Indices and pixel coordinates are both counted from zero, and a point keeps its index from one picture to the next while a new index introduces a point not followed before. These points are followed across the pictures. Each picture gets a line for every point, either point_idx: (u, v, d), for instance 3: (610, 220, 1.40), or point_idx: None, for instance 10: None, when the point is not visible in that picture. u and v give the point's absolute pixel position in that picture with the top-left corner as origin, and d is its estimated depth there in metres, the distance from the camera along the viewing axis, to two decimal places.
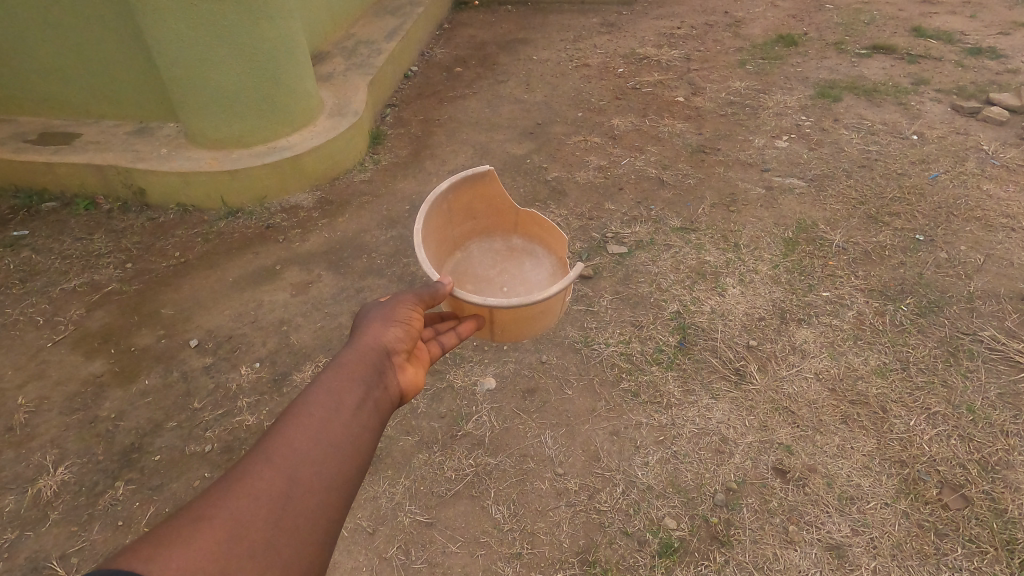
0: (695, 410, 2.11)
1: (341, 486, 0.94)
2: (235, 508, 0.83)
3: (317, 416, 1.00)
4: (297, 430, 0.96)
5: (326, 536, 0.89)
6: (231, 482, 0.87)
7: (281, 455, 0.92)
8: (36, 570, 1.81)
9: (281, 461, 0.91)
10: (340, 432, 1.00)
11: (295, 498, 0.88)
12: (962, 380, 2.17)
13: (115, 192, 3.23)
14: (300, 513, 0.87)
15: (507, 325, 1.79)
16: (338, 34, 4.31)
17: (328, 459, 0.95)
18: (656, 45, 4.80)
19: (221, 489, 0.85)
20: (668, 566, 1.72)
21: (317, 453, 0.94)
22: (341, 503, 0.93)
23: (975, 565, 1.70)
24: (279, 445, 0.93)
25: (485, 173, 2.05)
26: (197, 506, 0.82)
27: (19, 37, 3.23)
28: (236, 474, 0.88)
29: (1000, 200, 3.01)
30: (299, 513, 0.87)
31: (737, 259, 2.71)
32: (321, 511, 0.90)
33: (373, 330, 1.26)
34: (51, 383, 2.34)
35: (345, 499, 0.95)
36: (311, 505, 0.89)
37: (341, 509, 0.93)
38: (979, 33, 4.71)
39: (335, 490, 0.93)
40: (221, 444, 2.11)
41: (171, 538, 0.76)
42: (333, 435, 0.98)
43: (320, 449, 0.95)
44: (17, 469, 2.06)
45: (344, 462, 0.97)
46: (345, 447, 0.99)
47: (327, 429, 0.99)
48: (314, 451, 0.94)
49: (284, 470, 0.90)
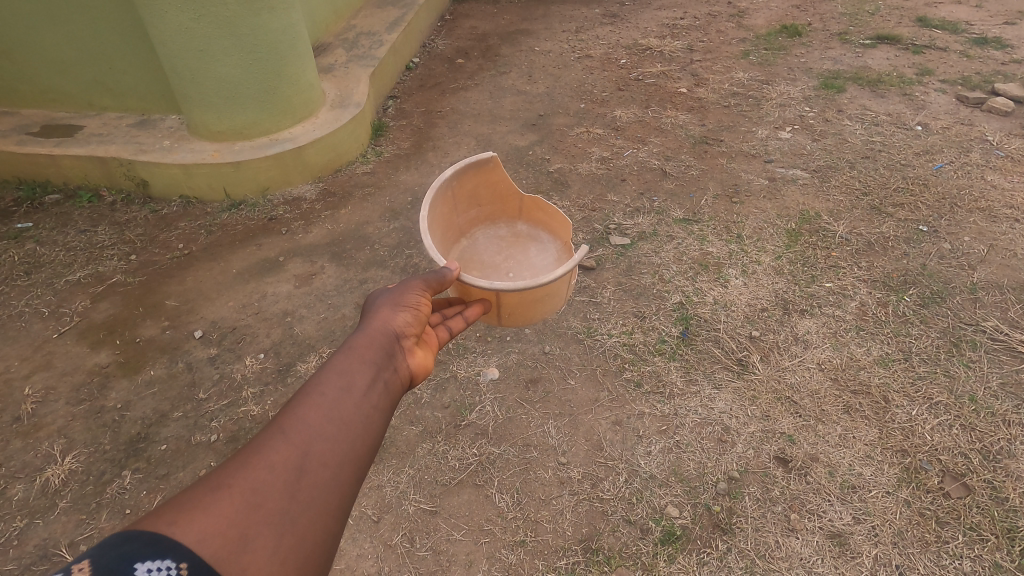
0: (698, 399, 2.12)
1: (353, 461, 0.95)
2: (252, 478, 0.84)
3: (329, 395, 1.01)
4: (310, 407, 0.97)
5: (339, 509, 0.90)
6: (247, 455, 0.88)
7: (295, 430, 0.93)
8: (45, 557, 1.82)
9: (296, 436, 0.92)
10: (352, 411, 1.01)
11: (309, 472, 0.89)
12: (964, 370, 2.17)
13: (119, 184, 3.24)
14: (314, 486, 0.88)
15: (514, 308, 1.79)
16: (340, 25, 4.30)
17: (340, 436, 0.96)
18: (658, 36, 4.77)
19: (238, 462, 0.87)
20: (670, 554, 1.73)
21: (330, 430, 0.96)
22: (353, 477, 0.94)
23: (976, 552, 1.70)
24: (293, 422, 0.94)
25: (489, 160, 2.05)
26: (215, 477, 0.84)
27: (20, 28, 3.22)
28: (253, 447, 0.90)
29: (1004, 191, 3.00)
30: (312, 486, 0.88)
31: (740, 250, 2.71)
32: (335, 485, 0.91)
33: (382, 315, 1.27)
34: (58, 374, 2.35)
35: (357, 475, 0.96)
36: (324, 478, 0.90)
37: (352, 485, 0.94)
38: (985, 23, 4.68)
39: (348, 465, 0.94)
40: (226, 433, 2.12)
41: (191, 505, 0.78)
42: (344, 414, 0.99)
43: (333, 427, 0.96)
44: (25, 458, 2.08)
45: (356, 440, 0.98)
46: (356, 425, 1.00)
47: (339, 408, 1.00)
48: (326, 428, 0.96)
49: (298, 445, 0.91)
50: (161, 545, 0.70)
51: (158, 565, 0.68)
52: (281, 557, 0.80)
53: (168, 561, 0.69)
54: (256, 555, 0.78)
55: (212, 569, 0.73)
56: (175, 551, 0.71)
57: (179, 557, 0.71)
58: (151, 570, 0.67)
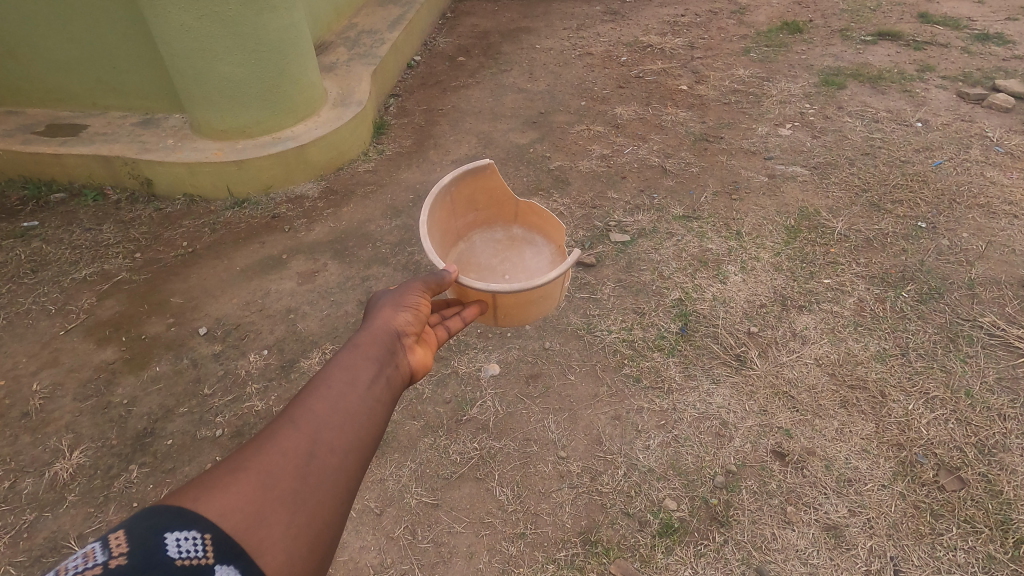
0: (696, 394, 2.14)
1: (359, 449, 0.98)
2: (265, 463, 0.88)
3: (336, 387, 1.04)
4: (317, 399, 1.00)
5: (346, 492, 0.93)
6: (259, 442, 0.92)
7: (304, 419, 0.96)
8: (54, 549, 1.86)
9: (306, 424, 0.95)
10: (357, 402, 1.03)
11: (318, 456, 0.92)
12: (961, 365, 2.19)
13: (123, 183, 3.27)
14: (322, 470, 0.92)
15: (510, 309, 1.82)
16: (341, 24, 4.32)
17: (347, 425, 0.99)
18: (660, 33, 4.78)
19: (251, 448, 0.91)
20: (668, 546, 1.76)
21: (337, 419, 0.99)
22: (358, 464, 0.98)
23: (970, 544, 1.72)
24: (301, 411, 0.97)
25: (486, 166, 2.08)
26: (230, 462, 0.88)
27: (25, 27, 3.25)
28: (265, 435, 0.93)
29: (1003, 187, 3.01)
30: (321, 470, 0.92)
31: (740, 246, 2.73)
32: (342, 470, 0.94)
33: (384, 314, 1.30)
34: (65, 370, 2.39)
35: (362, 461, 0.99)
36: (332, 464, 0.93)
37: (358, 471, 0.97)
38: (986, 18, 4.68)
39: (353, 452, 0.97)
40: (231, 428, 2.16)
41: (211, 485, 0.82)
42: (350, 404, 1.02)
43: (339, 417, 0.99)
44: (33, 453, 2.11)
45: (362, 428, 1.01)
46: (361, 415, 1.03)
47: (345, 399, 1.03)
48: (333, 417, 0.99)
49: (308, 432, 0.94)
50: (187, 517, 0.75)
51: (185, 535, 0.73)
52: (293, 534, 0.84)
53: (193, 532, 0.74)
54: (271, 530, 0.81)
55: (231, 541, 0.77)
56: (199, 522, 0.76)
57: (203, 528, 0.75)
58: (179, 540, 0.72)
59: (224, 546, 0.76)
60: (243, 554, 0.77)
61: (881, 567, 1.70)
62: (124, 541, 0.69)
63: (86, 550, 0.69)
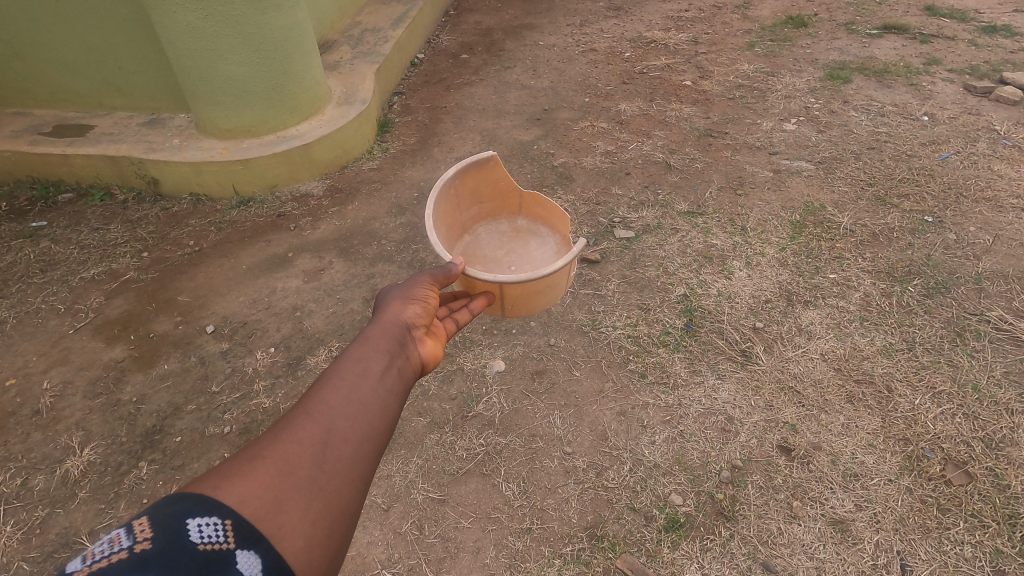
0: (701, 390, 2.14)
1: (371, 438, 1.00)
2: (282, 452, 0.89)
3: (348, 378, 1.05)
4: (331, 390, 1.01)
5: (361, 480, 0.95)
6: (276, 432, 0.93)
7: (319, 409, 0.97)
8: (67, 544, 1.88)
9: (319, 415, 0.97)
10: (369, 392, 1.05)
11: (332, 446, 0.94)
12: (968, 359, 2.18)
13: (130, 183, 3.29)
14: (338, 459, 0.93)
15: (517, 300, 1.82)
16: (345, 22, 4.33)
17: (361, 414, 1.01)
18: (664, 28, 4.76)
19: (269, 437, 0.92)
20: (675, 541, 1.76)
21: (349, 410, 1.00)
22: (371, 453, 0.99)
23: (977, 538, 1.72)
24: (316, 402, 0.99)
25: (488, 159, 2.09)
26: (247, 451, 0.89)
27: (31, 27, 3.26)
28: (282, 426, 0.94)
29: (1011, 180, 2.99)
30: (336, 459, 0.93)
31: (744, 242, 2.72)
32: (355, 459, 0.95)
33: (393, 307, 1.31)
34: (75, 368, 2.41)
35: (375, 450, 1.00)
36: (346, 452, 0.95)
37: (372, 459, 0.99)
38: (994, 11, 4.64)
39: (367, 442, 0.99)
40: (239, 425, 2.18)
41: (231, 473, 0.83)
42: (362, 395, 1.03)
43: (352, 406, 1.01)
44: (45, 450, 2.14)
45: (374, 419, 1.02)
46: (374, 406, 1.04)
47: (358, 390, 1.04)
48: (347, 407, 1.00)
49: (322, 422, 0.96)
50: (208, 504, 0.77)
51: (207, 521, 0.74)
52: (312, 518, 0.85)
53: (214, 518, 0.75)
54: (289, 516, 0.83)
55: (252, 526, 0.78)
56: (221, 509, 0.77)
57: (223, 514, 0.76)
58: (200, 525, 0.73)
59: (244, 531, 0.77)
60: (264, 539, 0.78)
61: (888, 563, 1.69)
62: (148, 526, 0.71)
63: (112, 536, 0.71)
